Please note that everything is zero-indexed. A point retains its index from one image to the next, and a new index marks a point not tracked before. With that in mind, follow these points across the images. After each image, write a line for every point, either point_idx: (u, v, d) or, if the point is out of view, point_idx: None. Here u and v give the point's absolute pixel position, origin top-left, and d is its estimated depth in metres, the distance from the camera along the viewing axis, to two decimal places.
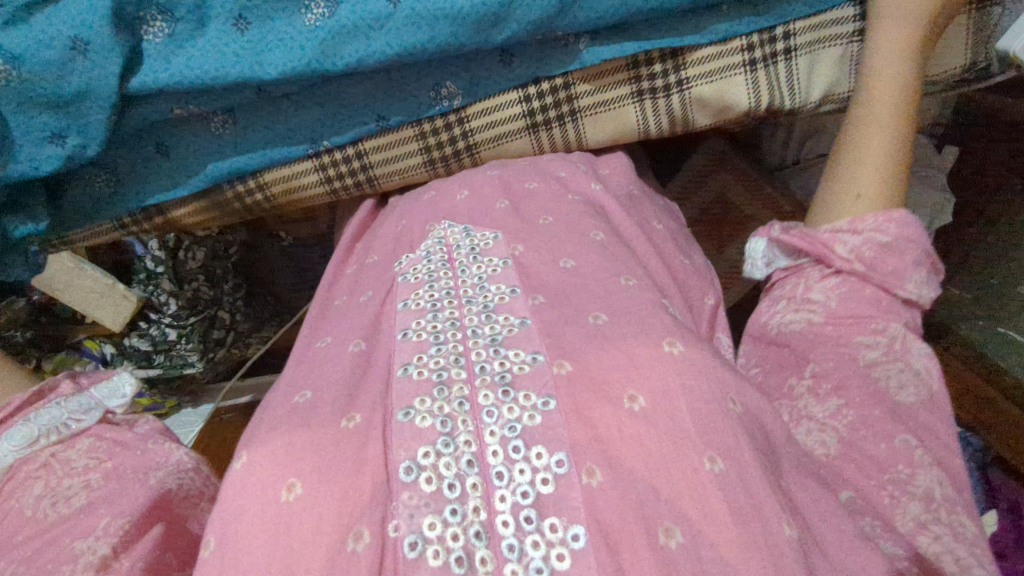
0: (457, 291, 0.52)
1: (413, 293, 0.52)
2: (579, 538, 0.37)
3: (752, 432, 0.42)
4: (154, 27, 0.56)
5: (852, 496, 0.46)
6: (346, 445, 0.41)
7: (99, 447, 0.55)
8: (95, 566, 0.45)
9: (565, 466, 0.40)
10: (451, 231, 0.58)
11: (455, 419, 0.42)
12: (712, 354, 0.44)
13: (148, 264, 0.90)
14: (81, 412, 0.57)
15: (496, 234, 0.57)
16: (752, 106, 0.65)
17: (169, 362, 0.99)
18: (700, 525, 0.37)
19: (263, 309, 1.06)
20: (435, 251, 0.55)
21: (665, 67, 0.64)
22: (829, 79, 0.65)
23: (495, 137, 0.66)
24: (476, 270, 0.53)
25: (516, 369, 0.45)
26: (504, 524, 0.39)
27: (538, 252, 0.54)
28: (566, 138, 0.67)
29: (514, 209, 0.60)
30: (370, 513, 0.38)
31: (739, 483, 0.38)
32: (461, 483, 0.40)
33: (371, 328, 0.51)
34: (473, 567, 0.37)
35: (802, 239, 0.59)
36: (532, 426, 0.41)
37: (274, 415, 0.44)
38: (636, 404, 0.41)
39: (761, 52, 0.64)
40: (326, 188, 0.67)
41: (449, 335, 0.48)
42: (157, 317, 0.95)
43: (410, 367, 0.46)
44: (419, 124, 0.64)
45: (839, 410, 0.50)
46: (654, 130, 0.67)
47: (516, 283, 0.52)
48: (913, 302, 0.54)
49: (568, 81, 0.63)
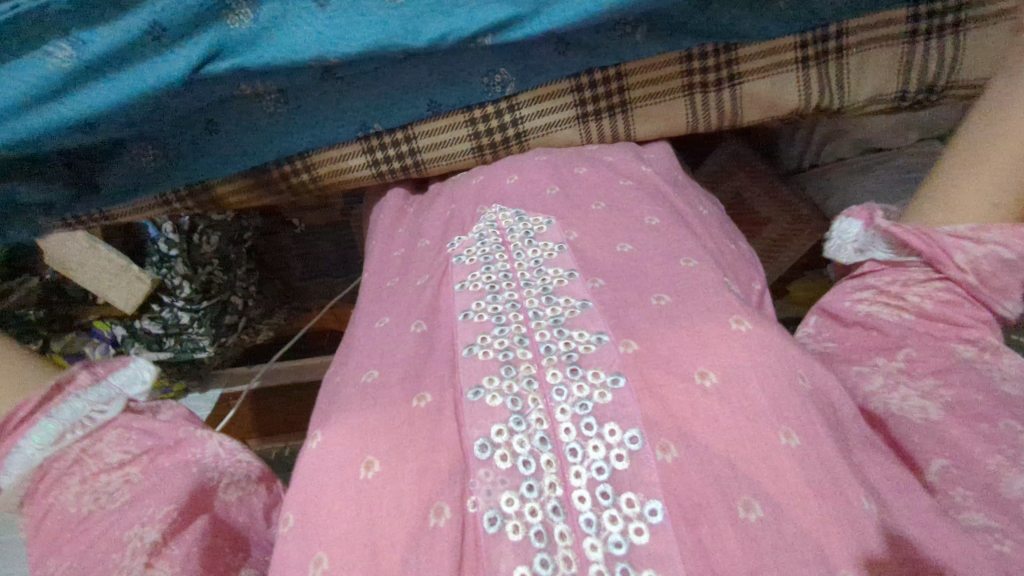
0: (515, 274, 0.52)
1: (469, 274, 0.52)
2: (658, 513, 0.38)
3: (823, 408, 0.42)
4: (237, 15, 0.53)
5: (944, 465, 0.44)
6: (420, 425, 0.42)
7: (129, 438, 0.53)
8: (145, 550, 0.45)
9: (639, 442, 0.40)
10: (503, 215, 0.58)
11: (525, 398, 0.43)
12: (780, 331, 0.45)
13: (160, 248, 0.85)
14: (105, 403, 0.54)
15: (550, 218, 0.57)
16: (801, 102, 0.65)
17: (180, 346, 0.95)
18: (780, 501, 0.38)
19: (274, 296, 1.04)
20: (488, 235, 0.56)
21: (718, 61, 0.63)
22: (879, 80, 0.65)
23: (543, 125, 0.66)
24: (531, 253, 0.53)
25: (582, 349, 0.45)
26: (581, 499, 0.39)
27: (593, 236, 0.55)
28: (615, 129, 0.67)
29: (565, 194, 0.60)
30: (449, 489, 0.39)
31: (815, 457, 0.39)
32: (535, 460, 0.40)
33: (430, 308, 0.51)
34: (553, 542, 0.38)
35: (917, 236, 0.55)
36: (604, 404, 0.41)
37: (345, 396, 0.45)
38: (708, 380, 0.42)
39: (814, 49, 0.63)
40: (372, 172, 0.68)
41: (511, 316, 0.48)
42: (170, 300, 0.90)
43: (475, 347, 0.46)
44: (469, 111, 0.65)
45: (933, 388, 0.49)
46: (700, 122, 0.67)
47: (574, 267, 0.52)
48: (1006, 319, 0.54)
49: (620, 72, 0.64)
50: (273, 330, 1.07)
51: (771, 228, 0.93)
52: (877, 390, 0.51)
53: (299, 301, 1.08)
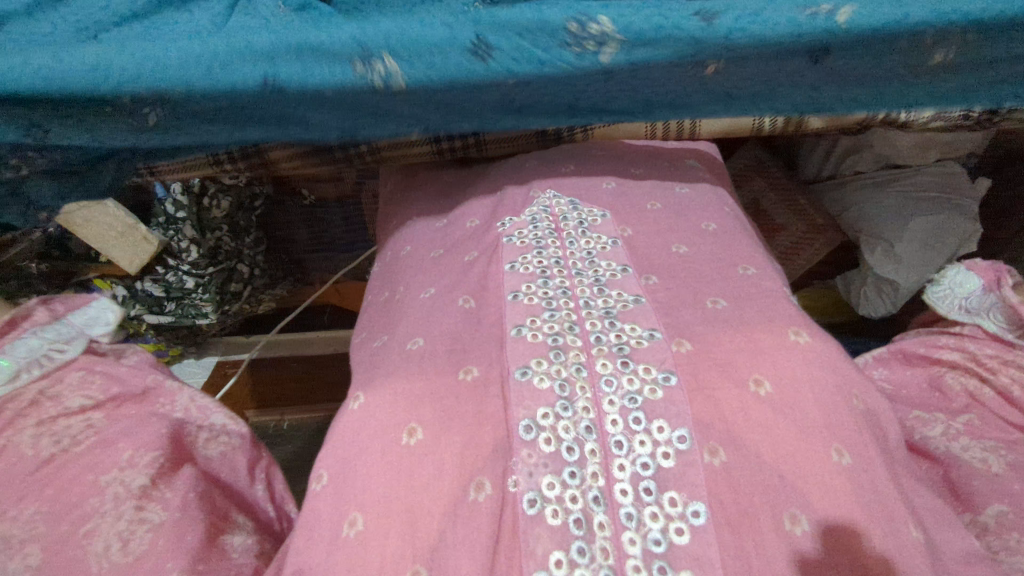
0: (566, 261, 0.50)
1: (520, 255, 0.51)
2: (700, 515, 0.37)
3: (875, 431, 0.41)
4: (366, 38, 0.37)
5: (1002, 510, 0.48)
6: (467, 398, 0.41)
7: (91, 382, 0.52)
8: (133, 495, 0.45)
9: (687, 442, 0.39)
10: (557, 202, 0.56)
11: (573, 384, 0.42)
12: (835, 347, 0.44)
13: (167, 210, 0.74)
14: (64, 343, 0.54)
15: (604, 212, 0.56)
16: (871, 114, 0.63)
17: (182, 311, 0.86)
18: (825, 514, 0.37)
19: (277, 266, 0.94)
20: (541, 219, 0.54)
21: None
22: (948, 99, 0.62)
23: (613, 115, 0.61)
24: (584, 244, 0.52)
25: (633, 342, 0.44)
26: (623, 492, 0.38)
27: (649, 236, 0.54)
28: (681, 125, 0.63)
29: (622, 191, 0.59)
30: (491, 466, 0.38)
31: (864, 477, 0.39)
32: (579, 447, 0.39)
33: (478, 285, 0.50)
34: (592, 531, 0.37)
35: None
36: (654, 400, 0.41)
37: (388, 360, 0.45)
38: (762, 389, 0.41)
39: None
40: (433, 148, 0.64)
41: (562, 303, 0.47)
42: (176, 263, 0.80)
43: (524, 329, 0.45)
44: None
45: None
46: (768, 122, 0.65)
47: (628, 263, 0.51)
48: None
49: None
50: (274, 301, 0.99)
51: (784, 236, 0.89)
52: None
53: (302, 275, 0.98)
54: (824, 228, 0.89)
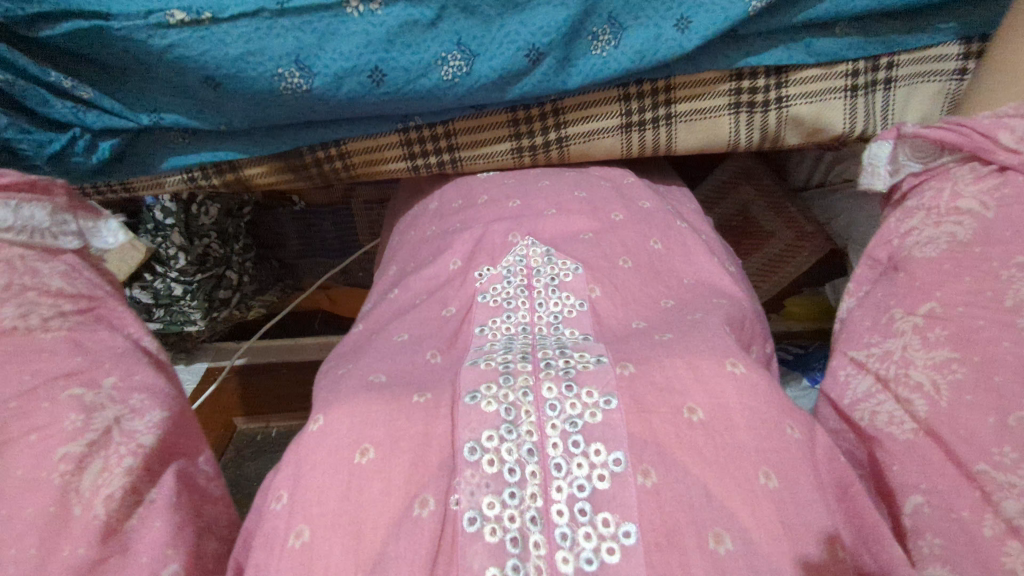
0: (533, 328, 0.53)
1: (490, 319, 0.53)
2: (631, 535, 0.39)
3: (810, 457, 0.43)
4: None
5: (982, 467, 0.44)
6: (417, 417, 0.44)
7: (73, 276, 0.54)
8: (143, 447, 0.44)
9: (622, 465, 0.41)
10: (533, 251, 0.59)
11: (518, 409, 0.44)
12: (769, 376, 0.46)
13: (156, 216, 0.79)
14: (68, 234, 0.57)
15: (578, 265, 0.57)
16: (844, 129, 0.68)
17: (170, 318, 0.88)
18: (752, 534, 0.39)
19: (268, 273, 0.98)
20: (516, 273, 0.57)
21: (768, 82, 0.66)
22: (921, 115, 0.67)
23: (588, 132, 0.69)
24: (552, 308, 0.54)
25: (580, 367, 0.46)
26: (559, 513, 0.41)
27: (613, 302, 0.55)
28: (656, 141, 0.69)
29: (597, 241, 0.61)
30: (435, 483, 0.41)
31: (791, 501, 0.40)
32: (521, 469, 0.42)
33: (448, 340, 0.53)
34: (527, 550, 0.39)
35: (941, 132, 0.53)
36: (592, 423, 0.43)
37: (350, 385, 0.47)
38: (695, 415, 0.43)
39: (863, 79, 0.66)
40: (408, 164, 0.71)
41: (519, 348, 0.50)
42: (163, 271, 0.83)
43: (479, 360, 0.48)
44: (514, 112, 0.68)
45: (946, 361, 0.44)
46: (743, 141, 0.70)
47: (590, 332, 0.52)
48: None
49: (669, 85, 0.67)
50: (264, 308, 1.00)
51: (774, 243, 0.93)
52: (867, 389, 0.48)
53: (294, 280, 1.03)
54: (813, 235, 0.88)
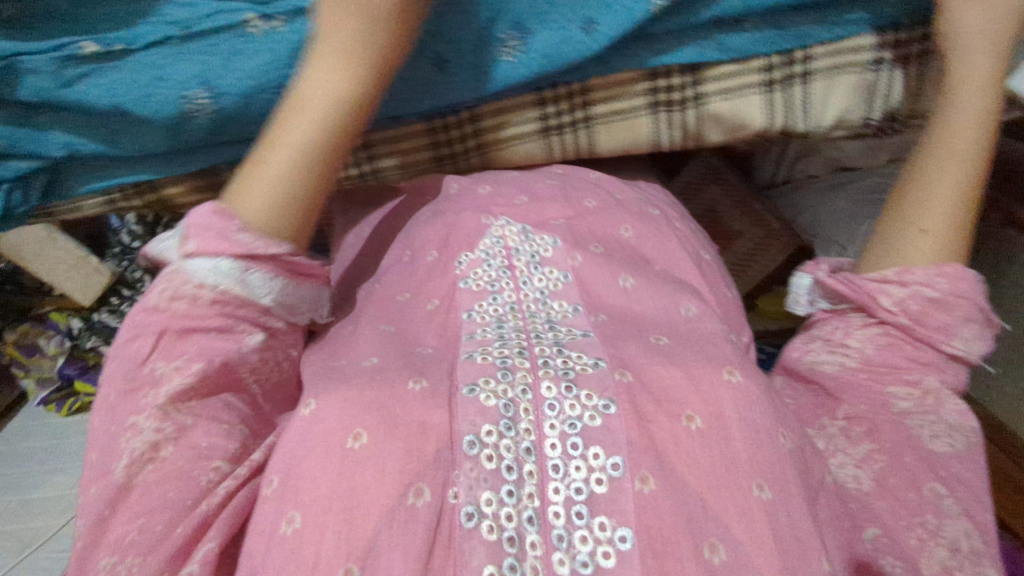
0: (521, 306, 0.51)
1: (477, 302, 0.51)
2: (627, 540, 0.39)
3: (800, 468, 0.44)
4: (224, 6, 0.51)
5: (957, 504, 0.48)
6: (412, 407, 0.42)
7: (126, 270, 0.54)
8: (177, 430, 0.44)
9: (620, 470, 0.41)
10: (510, 230, 0.56)
11: (517, 405, 0.43)
12: (763, 384, 0.46)
13: None
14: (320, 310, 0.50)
15: (556, 239, 0.56)
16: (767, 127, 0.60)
17: None
18: (743, 544, 0.40)
19: None
20: (495, 254, 0.54)
21: (683, 80, 0.58)
22: (845, 105, 0.59)
23: (503, 135, 0.62)
24: (538, 283, 0.53)
25: (579, 369, 0.45)
26: (556, 514, 0.40)
27: (599, 269, 0.55)
28: (577, 145, 0.62)
29: (569, 225, 0.59)
30: (430, 474, 0.40)
31: (782, 512, 0.41)
32: (519, 466, 0.41)
33: (438, 326, 0.51)
34: (523, 549, 0.39)
35: (841, 283, 0.53)
36: (592, 426, 0.42)
37: (342, 371, 0.46)
38: (693, 424, 0.43)
39: (780, 73, 0.58)
40: None
41: (515, 337, 0.48)
42: None
43: (475, 354, 0.46)
44: (428, 120, 0.60)
45: (868, 454, 0.48)
46: (665, 142, 0.62)
47: (578, 301, 0.53)
48: (960, 358, 0.50)
49: (584, 87, 0.59)
50: None
51: (742, 243, 0.92)
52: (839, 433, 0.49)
53: None
54: (781, 233, 0.91)
